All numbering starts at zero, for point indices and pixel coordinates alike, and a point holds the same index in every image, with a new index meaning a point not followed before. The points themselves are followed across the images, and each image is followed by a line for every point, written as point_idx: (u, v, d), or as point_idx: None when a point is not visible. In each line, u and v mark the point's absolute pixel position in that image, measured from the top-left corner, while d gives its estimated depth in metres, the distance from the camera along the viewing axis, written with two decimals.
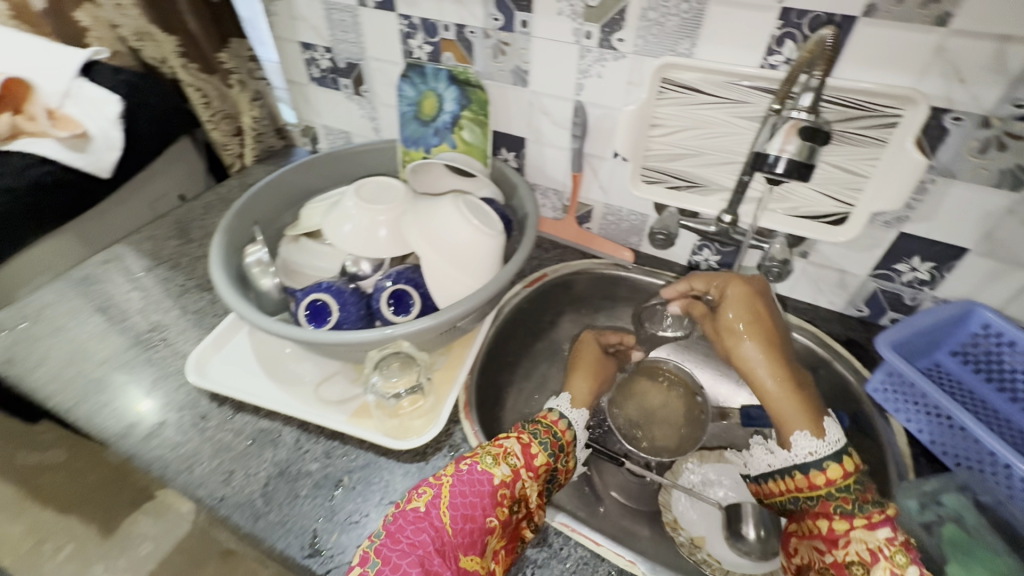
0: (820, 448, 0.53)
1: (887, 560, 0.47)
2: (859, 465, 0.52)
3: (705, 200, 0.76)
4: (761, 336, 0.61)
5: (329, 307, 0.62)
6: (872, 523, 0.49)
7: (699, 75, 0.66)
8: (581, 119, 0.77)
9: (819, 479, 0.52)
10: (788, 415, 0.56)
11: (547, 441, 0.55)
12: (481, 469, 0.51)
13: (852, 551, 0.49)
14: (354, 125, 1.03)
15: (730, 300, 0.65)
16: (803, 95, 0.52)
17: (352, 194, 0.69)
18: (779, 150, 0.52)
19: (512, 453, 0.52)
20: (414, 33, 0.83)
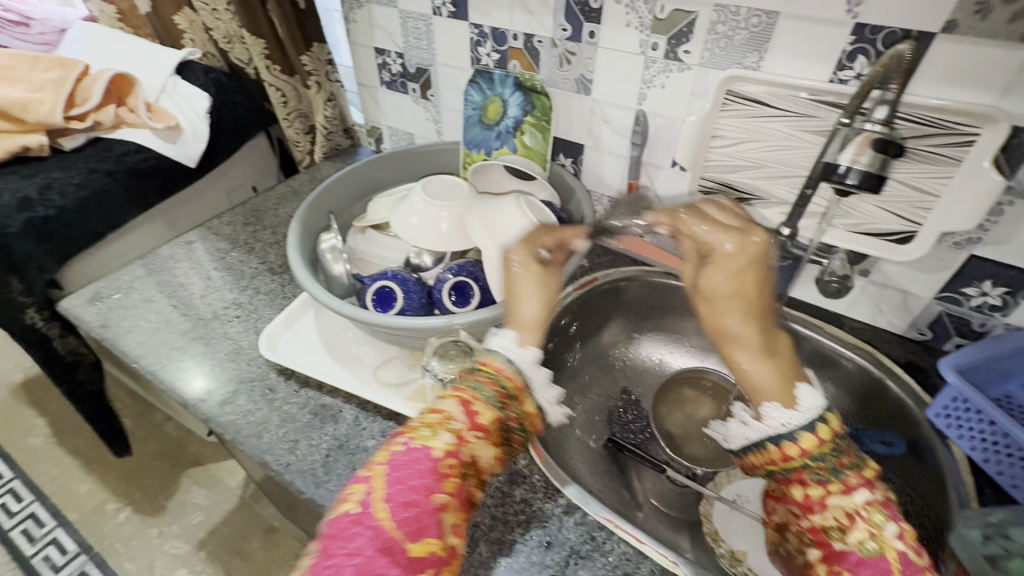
0: (795, 419, 0.51)
1: (865, 521, 0.45)
2: (836, 430, 0.49)
3: (763, 212, 0.76)
4: (743, 307, 0.57)
5: (395, 294, 0.66)
6: (848, 488, 0.47)
7: (764, 88, 0.67)
8: (642, 127, 0.79)
9: (792, 451, 0.50)
10: (760, 382, 0.55)
11: (491, 394, 0.50)
12: (416, 445, 0.45)
13: (831, 516, 0.47)
14: (418, 127, 1.09)
15: (728, 270, 0.58)
16: (878, 108, 0.52)
17: (419, 190, 0.73)
18: (851, 161, 0.52)
19: (451, 418, 0.47)
20: (483, 41, 0.87)
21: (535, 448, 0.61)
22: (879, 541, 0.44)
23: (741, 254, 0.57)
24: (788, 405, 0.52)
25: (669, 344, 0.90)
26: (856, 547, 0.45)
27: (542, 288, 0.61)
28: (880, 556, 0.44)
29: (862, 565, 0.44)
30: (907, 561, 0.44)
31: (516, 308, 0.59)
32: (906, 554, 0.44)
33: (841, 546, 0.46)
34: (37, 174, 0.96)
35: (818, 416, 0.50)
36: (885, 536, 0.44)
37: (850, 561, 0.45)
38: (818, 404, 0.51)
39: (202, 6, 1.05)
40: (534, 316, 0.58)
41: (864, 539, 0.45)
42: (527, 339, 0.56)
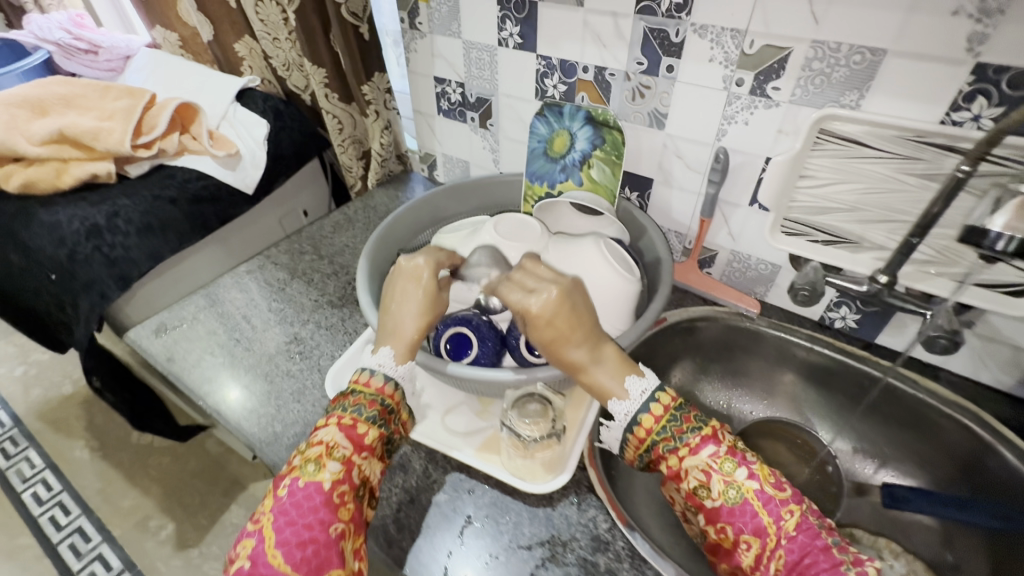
0: (631, 409, 0.54)
1: (720, 473, 0.50)
2: (668, 400, 0.54)
3: (853, 257, 0.71)
4: (572, 338, 0.55)
5: (470, 341, 0.64)
6: (694, 448, 0.51)
7: (864, 128, 0.62)
8: (722, 164, 0.74)
9: (642, 432, 0.54)
10: (609, 389, 0.55)
11: (373, 413, 0.54)
12: (304, 483, 0.48)
13: (693, 478, 0.51)
14: (474, 155, 1.07)
15: (545, 316, 0.54)
16: None
17: (491, 228, 0.71)
18: (1003, 227, 0.48)
19: (335, 446, 0.51)
20: (550, 73, 0.85)
21: (616, 510, 0.58)
22: (737, 488, 0.49)
23: (553, 298, 0.54)
24: (625, 397, 0.54)
25: (734, 388, 0.86)
26: (722, 500, 0.49)
27: (424, 304, 0.60)
28: (742, 501, 0.49)
29: (735, 515, 0.49)
30: (765, 497, 0.49)
31: (395, 320, 0.59)
32: (762, 491, 0.49)
33: (712, 503, 0.50)
34: (105, 201, 0.97)
35: (649, 396, 0.54)
36: (740, 481, 0.49)
37: (725, 515, 0.49)
38: (651, 383, 0.55)
39: (264, 35, 1.04)
40: (407, 334, 0.58)
41: (724, 488, 0.49)
42: (401, 355, 0.58)
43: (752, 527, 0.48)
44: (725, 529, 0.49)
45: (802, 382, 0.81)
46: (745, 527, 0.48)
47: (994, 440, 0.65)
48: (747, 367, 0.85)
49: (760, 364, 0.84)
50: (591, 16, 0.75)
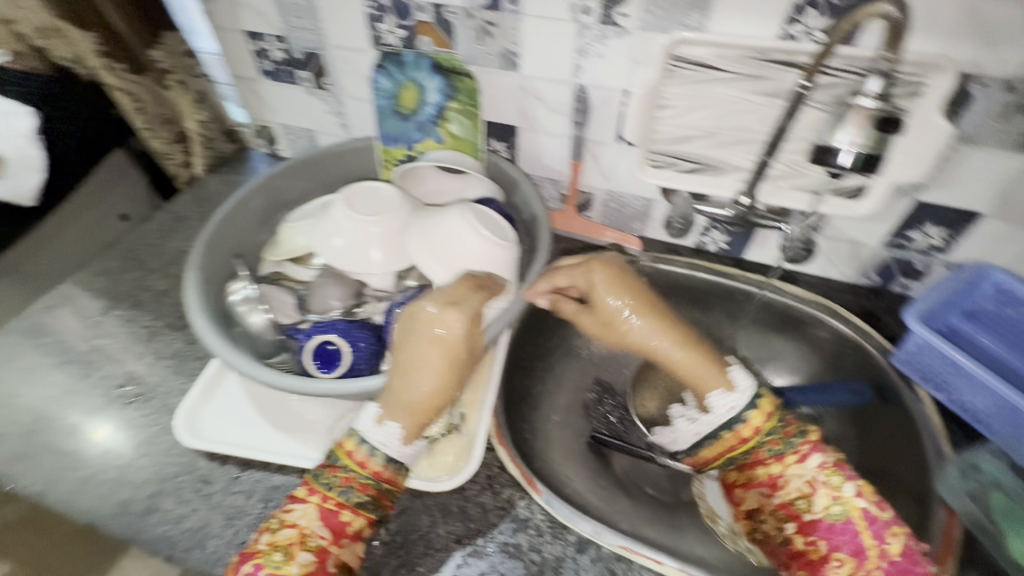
0: (738, 401, 0.61)
1: (827, 488, 0.56)
2: (775, 403, 0.61)
3: (717, 181, 0.71)
4: (649, 315, 0.66)
5: (340, 351, 0.55)
6: (802, 456, 0.58)
7: (711, 50, 0.61)
8: (583, 105, 0.72)
9: (746, 431, 0.60)
10: (705, 378, 0.63)
11: (364, 498, 0.50)
12: (268, 574, 0.46)
13: (796, 487, 0.58)
14: (317, 121, 0.93)
15: (619, 292, 0.67)
16: (869, 79, 0.50)
17: (340, 204, 0.62)
18: (849, 144, 0.51)
19: (310, 535, 0.48)
20: (382, 17, 0.73)
21: (532, 486, 0.55)
22: (842, 505, 0.56)
23: (612, 273, 0.68)
24: (731, 391, 0.61)
25: None
26: (824, 514, 0.56)
27: (444, 365, 0.53)
28: (846, 518, 0.55)
29: (834, 531, 0.55)
30: (870, 517, 0.55)
31: (403, 389, 0.52)
32: (868, 512, 0.55)
33: (811, 516, 0.56)
34: None
35: (751, 401, 0.61)
36: (847, 499, 0.56)
37: (823, 529, 0.55)
38: (751, 383, 0.62)
39: None
40: (418, 409, 0.52)
41: (829, 504, 0.56)
42: (408, 434, 0.51)
43: (851, 546, 0.54)
44: (817, 543, 0.56)
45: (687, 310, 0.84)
46: (843, 544, 0.55)
47: (853, 332, 0.73)
48: None
49: None
50: None
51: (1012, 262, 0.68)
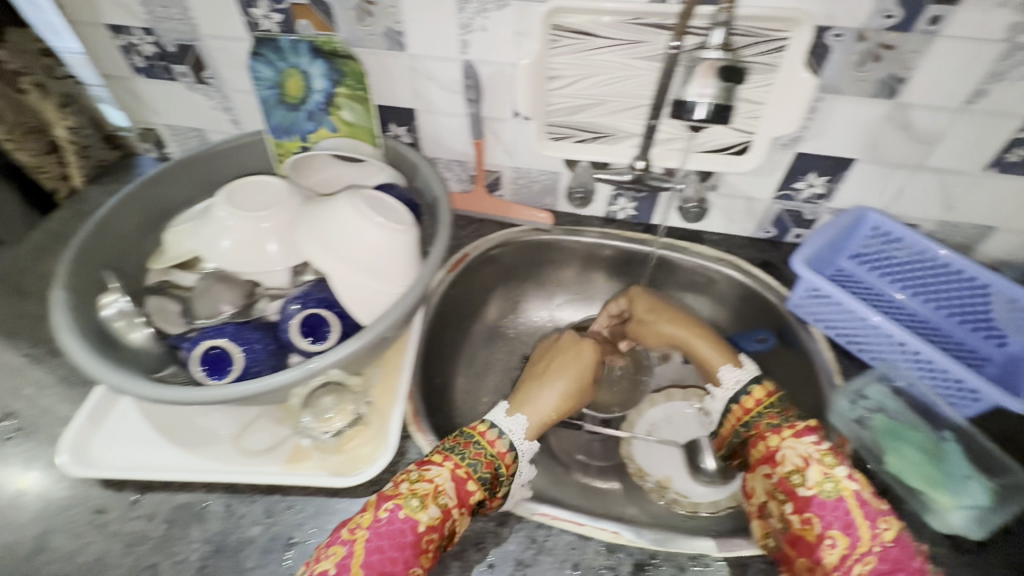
0: (744, 374, 0.64)
1: (819, 464, 0.52)
2: (772, 390, 0.62)
3: (614, 148, 0.73)
4: (682, 323, 0.73)
5: (229, 355, 0.52)
6: (798, 432, 0.55)
7: (589, 17, 0.62)
8: (473, 80, 0.70)
9: (749, 402, 0.62)
10: (717, 361, 0.68)
11: (485, 474, 0.53)
12: (404, 516, 0.48)
13: (790, 461, 0.54)
14: (204, 118, 0.87)
15: (652, 313, 0.75)
16: (714, 31, 0.51)
17: (221, 202, 0.59)
18: (699, 95, 0.52)
19: (443, 492, 0.50)
20: (255, 1, 0.69)
21: None
22: (834, 482, 0.51)
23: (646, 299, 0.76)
24: (739, 365, 0.65)
25: (555, 300, 0.88)
26: (817, 490, 0.51)
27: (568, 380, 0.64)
28: (838, 497, 0.50)
29: (826, 508, 0.50)
30: (864, 502, 0.50)
31: (533, 397, 0.62)
32: (860, 492, 0.50)
33: (805, 492, 0.52)
34: None
35: (745, 382, 0.63)
36: (839, 476, 0.51)
37: (816, 505, 0.51)
38: (750, 370, 0.65)
39: None
40: (544, 413, 0.61)
41: (822, 480, 0.52)
42: (531, 431, 0.59)
43: (842, 523, 0.49)
44: (812, 521, 0.50)
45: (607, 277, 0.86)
46: (835, 521, 0.49)
47: (755, 284, 0.77)
48: (557, 277, 0.87)
49: (562, 270, 0.86)
50: None
51: (888, 203, 0.74)
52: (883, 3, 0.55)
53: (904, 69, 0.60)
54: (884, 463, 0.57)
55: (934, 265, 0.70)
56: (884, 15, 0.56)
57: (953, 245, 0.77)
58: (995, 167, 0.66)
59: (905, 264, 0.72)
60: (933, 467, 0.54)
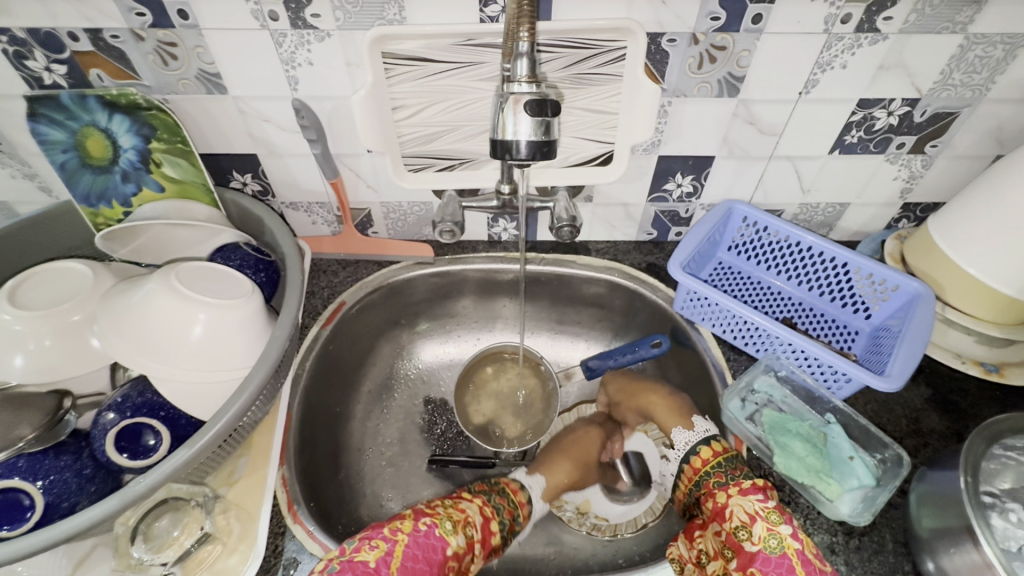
0: (693, 435, 0.63)
1: (764, 521, 0.51)
2: (725, 448, 0.60)
3: (478, 173, 0.70)
4: (647, 392, 0.72)
5: (26, 498, 0.43)
6: (744, 489, 0.55)
7: (420, 42, 0.57)
8: (308, 119, 0.62)
9: (698, 463, 0.61)
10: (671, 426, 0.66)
11: (502, 517, 0.61)
12: (439, 534, 0.53)
13: (737, 518, 0.53)
14: (4, 190, 0.71)
15: (623, 387, 0.75)
16: (518, 63, 0.48)
17: (5, 302, 0.50)
18: (514, 132, 0.48)
19: (470, 524, 0.56)
20: (28, 52, 0.56)
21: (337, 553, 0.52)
22: (778, 538, 0.50)
23: (617, 376, 0.76)
24: (688, 428, 0.64)
25: (451, 332, 0.83)
26: (761, 546, 0.50)
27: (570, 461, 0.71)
28: (781, 553, 0.49)
29: (769, 564, 0.49)
30: (807, 561, 0.49)
31: (547, 463, 0.71)
32: (803, 550, 0.49)
33: (751, 547, 0.51)
34: None
35: (694, 444, 0.62)
36: (783, 533, 0.50)
37: (760, 561, 0.50)
38: (700, 434, 0.63)
39: None
40: (556, 482, 0.69)
41: (766, 536, 0.51)
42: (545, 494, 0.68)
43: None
44: None
45: (504, 301, 0.82)
46: None
47: (644, 289, 0.76)
48: (449, 310, 0.82)
49: (451, 302, 0.82)
50: None
51: (753, 194, 0.75)
52: (708, 6, 0.55)
53: (740, 66, 0.60)
54: (773, 458, 0.58)
55: (800, 248, 0.72)
56: (710, 17, 0.56)
57: (817, 223, 0.80)
58: (837, 149, 0.69)
59: (776, 251, 0.74)
60: (817, 457, 0.56)
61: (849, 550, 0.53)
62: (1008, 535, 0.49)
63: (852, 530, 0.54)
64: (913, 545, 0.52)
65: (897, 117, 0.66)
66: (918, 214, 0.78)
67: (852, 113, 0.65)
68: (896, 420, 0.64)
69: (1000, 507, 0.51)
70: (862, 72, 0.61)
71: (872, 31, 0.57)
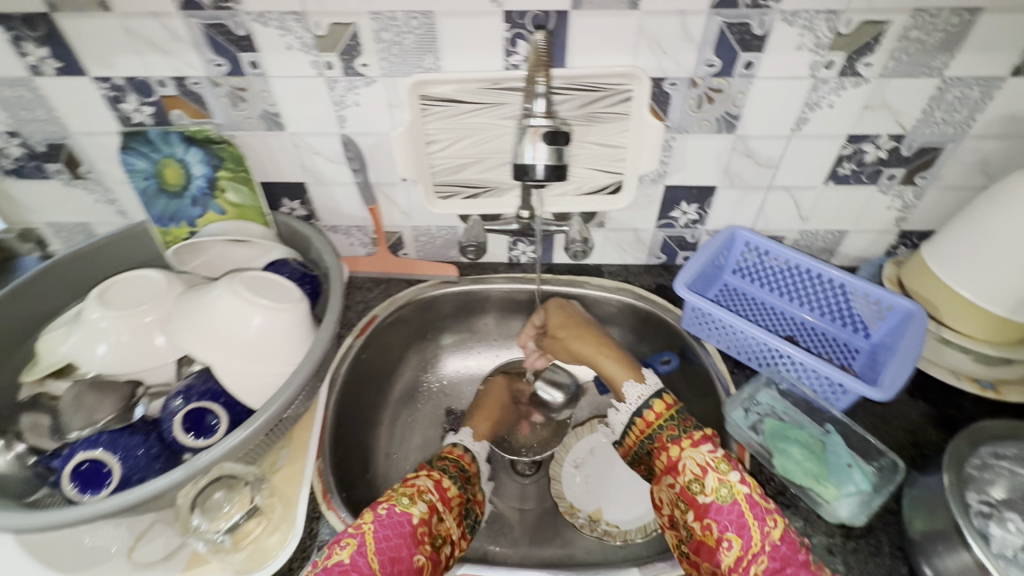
0: (645, 390, 0.67)
1: (715, 471, 0.57)
2: (674, 404, 0.65)
3: (500, 200, 0.78)
4: (592, 339, 0.76)
5: (106, 466, 0.50)
6: (695, 442, 0.60)
7: (453, 87, 0.66)
8: (353, 152, 0.71)
9: (651, 417, 0.65)
10: (620, 376, 0.71)
11: (457, 475, 0.63)
12: (400, 510, 0.55)
13: (690, 471, 0.58)
14: (89, 213, 0.82)
15: (567, 328, 0.78)
16: (538, 101, 0.56)
17: (95, 304, 0.58)
18: (534, 157, 0.56)
19: (425, 491, 0.58)
20: (123, 96, 0.67)
21: None
22: (728, 487, 0.56)
23: (563, 313, 0.80)
24: (640, 380, 0.68)
25: (474, 347, 0.89)
26: (714, 496, 0.55)
27: (483, 412, 0.80)
28: (732, 501, 0.55)
29: (722, 512, 0.54)
30: (756, 505, 0.54)
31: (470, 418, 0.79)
32: (751, 495, 0.55)
33: (704, 498, 0.56)
34: None
35: (648, 398, 0.66)
36: (732, 482, 0.56)
37: (714, 511, 0.55)
38: (650, 388, 0.67)
39: None
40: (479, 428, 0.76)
41: (718, 486, 0.56)
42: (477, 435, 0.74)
43: (736, 525, 0.54)
44: (710, 526, 0.55)
45: (521, 319, 0.88)
46: (730, 524, 0.54)
47: (652, 308, 0.82)
48: (471, 326, 0.88)
49: (474, 319, 0.88)
50: (131, 21, 0.60)
51: (755, 221, 0.81)
52: (704, 55, 0.63)
53: (736, 106, 0.67)
54: (773, 464, 0.62)
55: (800, 272, 0.77)
56: (706, 64, 0.63)
57: (818, 249, 0.85)
58: (831, 180, 0.75)
59: (778, 274, 0.79)
60: (814, 462, 0.59)
61: (846, 551, 0.56)
62: (1005, 543, 0.50)
63: (850, 532, 0.57)
64: (909, 548, 0.55)
65: (885, 151, 0.72)
66: (915, 241, 0.82)
67: (843, 147, 0.71)
68: (895, 433, 0.67)
69: (998, 515, 0.51)
70: (848, 111, 0.67)
71: (854, 75, 0.64)
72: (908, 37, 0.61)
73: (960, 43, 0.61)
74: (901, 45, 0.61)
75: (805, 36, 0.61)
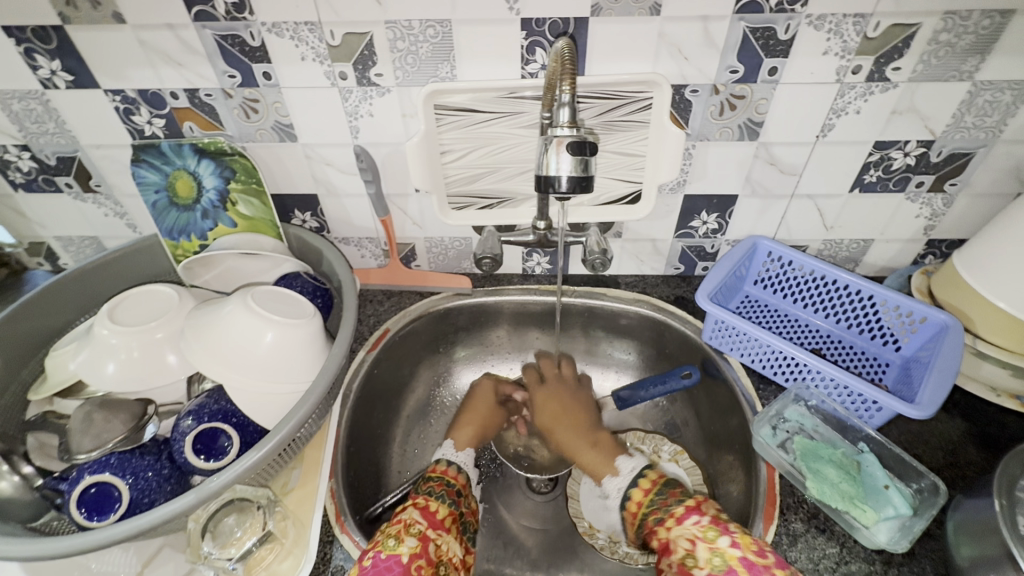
0: (621, 483, 0.68)
1: (704, 541, 0.54)
2: (658, 479, 0.66)
3: (516, 211, 0.76)
4: (568, 421, 0.79)
5: (114, 490, 0.49)
6: (679, 518, 0.58)
7: (469, 95, 0.64)
8: (367, 163, 0.69)
9: (634, 505, 0.65)
10: (596, 467, 0.72)
11: (443, 493, 0.62)
12: (386, 555, 0.52)
13: (681, 547, 0.56)
14: (100, 226, 0.81)
15: (542, 410, 0.81)
16: (561, 111, 0.55)
17: (104, 320, 0.57)
18: (558, 168, 0.54)
19: (412, 524, 0.56)
20: (135, 108, 0.66)
21: None
22: (721, 555, 0.53)
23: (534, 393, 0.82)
24: (615, 475, 0.69)
25: (487, 360, 0.87)
26: (709, 567, 0.53)
27: (473, 419, 0.78)
28: (728, 567, 0.52)
29: None
30: (752, 564, 0.51)
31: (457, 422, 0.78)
32: (745, 555, 0.52)
33: (701, 572, 0.53)
34: None
35: (628, 487, 0.67)
36: (723, 547, 0.53)
37: None
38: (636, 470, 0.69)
39: None
40: (463, 436, 0.75)
41: (710, 556, 0.53)
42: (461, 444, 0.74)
43: None
44: None
45: (537, 332, 0.86)
46: None
47: (672, 320, 0.79)
48: (484, 339, 0.86)
49: (487, 331, 0.86)
50: (144, 33, 0.59)
51: (777, 230, 0.79)
52: (727, 61, 0.61)
53: (759, 113, 0.65)
54: (807, 490, 0.59)
55: (824, 282, 0.75)
56: (729, 70, 0.62)
57: (842, 259, 0.83)
58: (858, 188, 0.73)
59: (801, 286, 0.77)
60: (849, 484, 0.57)
61: None
62: None
63: (890, 560, 0.54)
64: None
65: (913, 158, 0.69)
66: (943, 250, 0.80)
67: (869, 154, 0.69)
68: (932, 452, 0.64)
69: None
70: (877, 116, 0.65)
71: (882, 80, 0.62)
72: (938, 40, 0.59)
73: (992, 46, 0.59)
74: (933, 48, 0.59)
75: (832, 41, 0.59)
